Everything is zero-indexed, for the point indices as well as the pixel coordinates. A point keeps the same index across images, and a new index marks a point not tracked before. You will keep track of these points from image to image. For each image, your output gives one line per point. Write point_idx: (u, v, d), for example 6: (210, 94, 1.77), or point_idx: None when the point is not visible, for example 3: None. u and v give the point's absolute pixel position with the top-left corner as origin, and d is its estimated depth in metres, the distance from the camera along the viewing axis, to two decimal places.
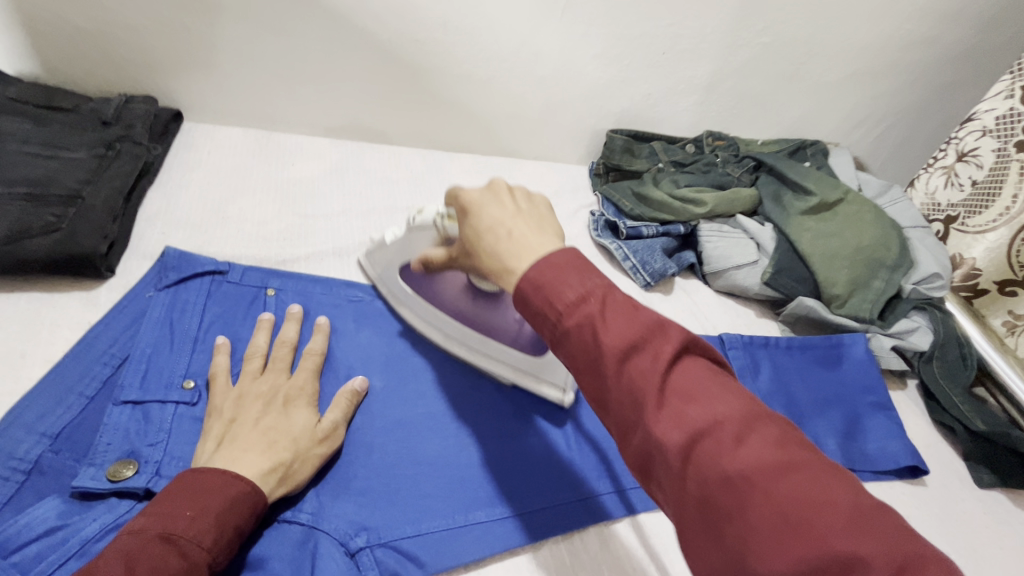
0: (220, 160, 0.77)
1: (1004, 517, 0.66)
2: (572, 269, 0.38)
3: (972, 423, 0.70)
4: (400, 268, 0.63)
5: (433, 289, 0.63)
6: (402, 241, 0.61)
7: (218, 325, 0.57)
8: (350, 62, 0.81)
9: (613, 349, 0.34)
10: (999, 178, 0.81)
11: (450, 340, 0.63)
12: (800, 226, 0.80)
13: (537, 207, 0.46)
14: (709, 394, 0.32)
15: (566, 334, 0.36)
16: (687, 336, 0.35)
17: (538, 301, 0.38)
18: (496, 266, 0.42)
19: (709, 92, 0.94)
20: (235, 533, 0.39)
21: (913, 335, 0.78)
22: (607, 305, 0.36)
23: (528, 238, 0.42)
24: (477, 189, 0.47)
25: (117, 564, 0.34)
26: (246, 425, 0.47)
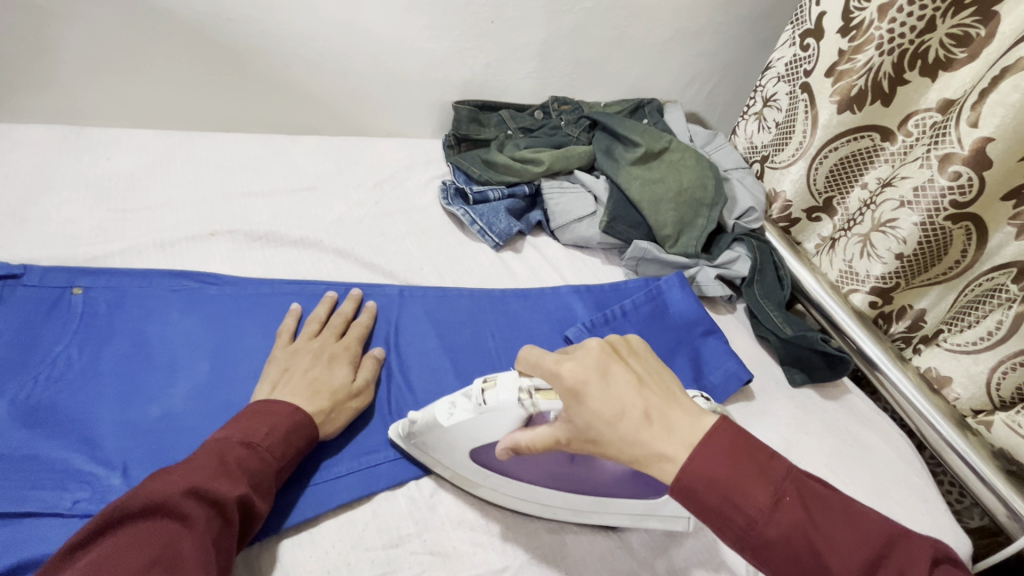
0: (17, 160, 0.71)
1: (812, 408, 0.76)
2: (755, 466, 0.38)
3: (783, 331, 0.79)
4: (470, 451, 0.50)
5: (516, 469, 0.51)
6: (468, 425, 0.49)
7: (13, 330, 0.54)
8: (162, 46, 0.77)
9: (840, 562, 0.36)
10: (792, 119, 0.91)
11: (551, 510, 0.53)
12: (629, 176, 0.86)
13: (650, 364, 0.45)
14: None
15: (770, 543, 0.37)
16: (919, 542, 0.36)
17: (716, 500, 0.38)
18: (637, 454, 0.40)
19: (545, 58, 0.98)
20: (296, 450, 0.49)
21: (736, 264, 0.87)
22: (812, 509, 0.37)
23: (672, 419, 0.41)
24: (575, 361, 0.43)
25: (215, 457, 0.44)
26: (295, 372, 0.55)
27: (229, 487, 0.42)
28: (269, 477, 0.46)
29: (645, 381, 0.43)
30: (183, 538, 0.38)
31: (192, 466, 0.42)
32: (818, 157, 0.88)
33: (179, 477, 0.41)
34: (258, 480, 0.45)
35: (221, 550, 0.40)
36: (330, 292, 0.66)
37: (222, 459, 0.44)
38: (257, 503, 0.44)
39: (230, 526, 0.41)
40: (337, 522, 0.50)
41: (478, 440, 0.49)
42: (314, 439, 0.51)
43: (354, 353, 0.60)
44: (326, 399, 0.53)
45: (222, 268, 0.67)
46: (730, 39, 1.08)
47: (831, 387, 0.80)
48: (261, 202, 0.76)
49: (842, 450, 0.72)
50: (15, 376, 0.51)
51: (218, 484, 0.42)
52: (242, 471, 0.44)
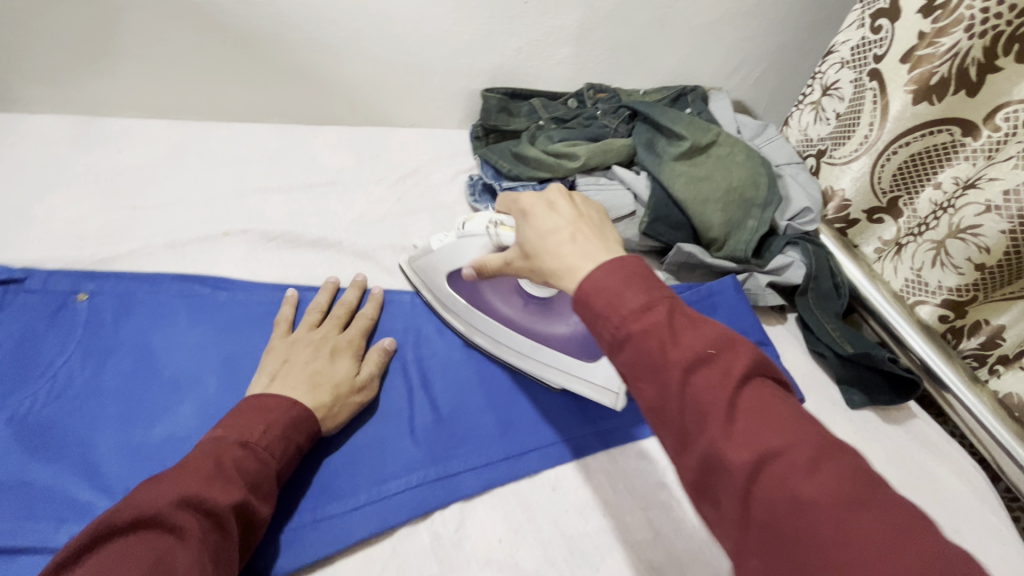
0: (26, 153, 0.68)
1: (872, 434, 0.69)
2: (641, 279, 0.39)
3: (840, 347, 0.72)
4: (448, 275, 0.60)
5: (484, 296, 0.61)
6: (448, 248, 0.59)
7: (15, 340, 0.50)
8: (175, 29, 0.72)
9: (679, 359, 0.35)
10: (857, 108, 0.82)
11: (499, 349, 0.61)
12: (673, 172, 0.78)
13: (596, 209, 0.47)
14: (781, 416, 0.33)
15: (629, 338, 0.37)
16: (756, 355, 0.35)
17: (599, 303, 0.38)
18: (556, 266, 0.43)
19: (581, 43, 0.91)
20: (295, 449, 0.46)
21: (788, 271, 0.79)
22: (674, 318, 0.37)
23: (590, 246, 0.43)
24: (535, 196, 0.49)
25: (208, 459, 0.40)
26: (295, 365, 0.51)
27: (227, 492, 0.39)
28: (267, 480, 0.43)
29: (584, 219, 0.46)
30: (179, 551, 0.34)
31: (185, 471, 0.39)
32: (885, 154, 0.79)
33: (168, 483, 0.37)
34: (257, 482, 0.42)
35: (222, 560, 0.37)
36: (332, 278, 0.63)
37: (217, 462, 0.40)
38: (256, 507, 0.41)
39: (229, 536, 0.38)
40: (353, 562, 0.46)
41: (451, 264, 0.59)
42: (316, 434, 0.49)
43: (357, 347, 0.57)
44: (327, 393, 0.50)
45: (234, 271, 0.62)
46: (786, 20, 0.99)
47: (895, 410, 0.72)
48: (277, 197, 0.72)
49: (906, 482, 0.65)
50: (13, 391, 0.47)
51: (213, 489, 0.38)
52: (239, 474, 0.41)
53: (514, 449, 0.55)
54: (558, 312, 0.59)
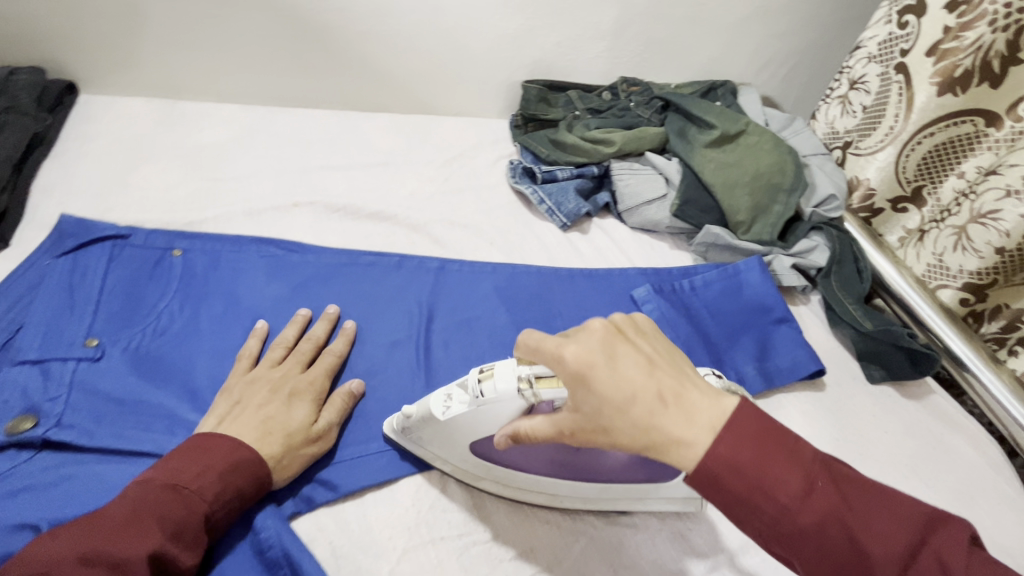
0: (120, 130, 0.76)
1: (892, 407, 0.73)
2: (785, 452, 0.37)
3: (862, 325, 0.76)
4: (471, 445, 0.48)
5: (517, 458, 0.49)
6: (465, 418, 0.46)
7: (123, 286, 0.57)
8: (252, 22, 0.80)
9: (876, 548, 0.35)
10: (883, 101, 0.86)
11: (560, 500, 0.51)
12: (703, 158, 0.84)
13: (660, 344, 0.42)
14: (986, 569, 0.33)
15: (807, 532, 0.36)
16: (933, 514, 0.36)
17: (747, 491, 0.37)
18: (649, 441, 0.38)
19: (617, 38, 0.96)
20: (235, 493, 0.44)
21: (812, 254, 0.83)
22: (842, 492, 0.37)
23: (690, 403, 0.39)
24: (579, 343, 0.40)
25: (127, 506, 0.39)
26: (249, 408, 0.49)
27: (138, 541, 0.38)
28: (196, 527, 0.41)
29: (655, 362, 0.40)
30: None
31: (102, 519, 0.38)
32: (910, 144, 0.83)
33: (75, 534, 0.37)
34: (179, 528, 0.40)
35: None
36: (303, 309, 0.59)
37: (136, 509, 0.39)
38: (176, 556, 0.39)
39: None
40: (413, 485, 0.51)
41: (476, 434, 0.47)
42: (263, 483, 0.45)
43: (322, 389, 0.53)
44: (278, 443, 0.47)
45: (304, 237, 0.69)
46: (814, 17, 1.03)
47: (914, 386, 0.76)
48: (338, 175, 0.79)
49: (923, 451, 0.69)
50: (125, 327, 0.54)
51: (122, 541, 0.37)
52: (157, 519, 0.39)
53: None
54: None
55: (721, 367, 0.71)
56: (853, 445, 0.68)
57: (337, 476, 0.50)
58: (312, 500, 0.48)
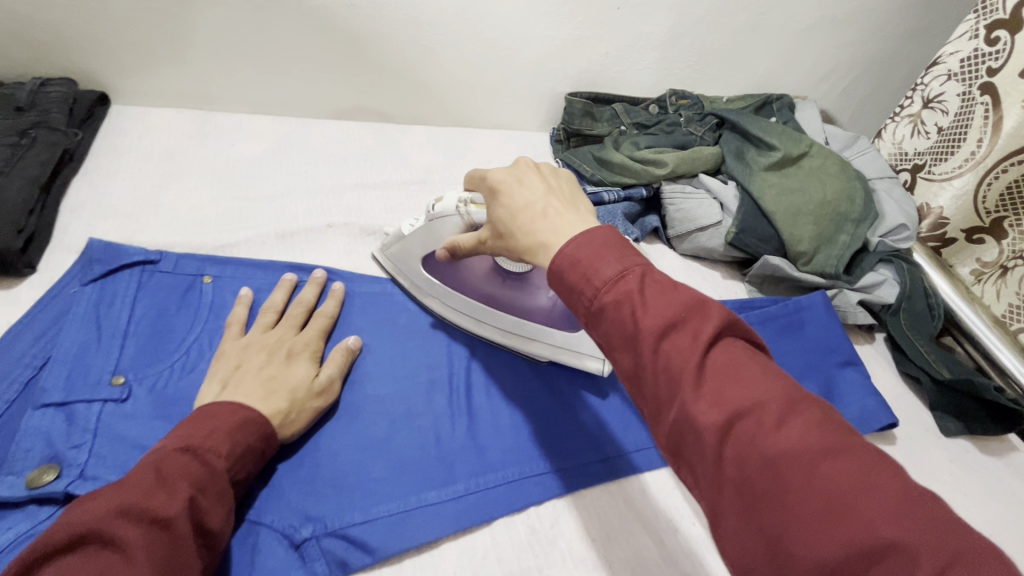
0: (152, 144, 0.73)
1: (971, 465, 0.66)
2: (613, 249, 0.37)
3: (937, 372, 0.70)
4: (422, 258, 0.61)
5: (457, 275, 0.62)
6: (422, 232, 0.59)
7: (151, 317, 0.54)
8: (289, 30, 0.76)
9: (648, 324, 0.33)
10: (963, 123, 0.79)
11: (481, 326, 0.63)
12: (763, 182, 0.78)
13: (569, 183, 0.47)
14: (752, 374, 0.31)
15: (602, 310, 0.36)
16: (728, 314, 0.33)
17: (574, 277, 0.38)
18: (530, 242, 0.42)
19: (668, 49, 0.91)
20: (247, 449, 0.43)
21: (880, 289, 0.77)
22: (645, 283, 0.35)
23: (563, 215, 0.42)
24: (503, 170, 0.48)
25: (148, 471, 0.37)
26: (249, 371, 0.49)
27: (171, 499, 0.36)
28: (220, 481, 0.40)
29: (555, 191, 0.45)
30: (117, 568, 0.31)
31: (121, 484, 0.36)
32: (992, 172, 0.76)
33: (101, 501, 0.34)
34: (206, 482, 0.39)
35: (178, 567, 0.34)
36: (289, 275, 0.60)
37: (158, 472, 0.37)
38: (207, 510, 0.38)
39: (184, 542, 0.35)
40: (456, 550, 0.47)
41: (426, 246, 0.59)
42: (271, 438, 0.46)
43: (316, 348, 0.55)
44: (285, 400, 0.48)
45: (338, 262, 0.66)
46: (881, 28, 0.96)
47: (994, 441, 0.69)
48: (373, 194, 0.75)
49: (1010, 517, 0.62)
50: (152, 364, 0.51)
51: (154, 497, 0.35)
52: (183, 477, 0.38)
53: (605, 451, 0.56)
54: (535, 285, 0.63)
55: None
56: None
57: (374, 539, 0.45)
58: (348, 565, 0.44)
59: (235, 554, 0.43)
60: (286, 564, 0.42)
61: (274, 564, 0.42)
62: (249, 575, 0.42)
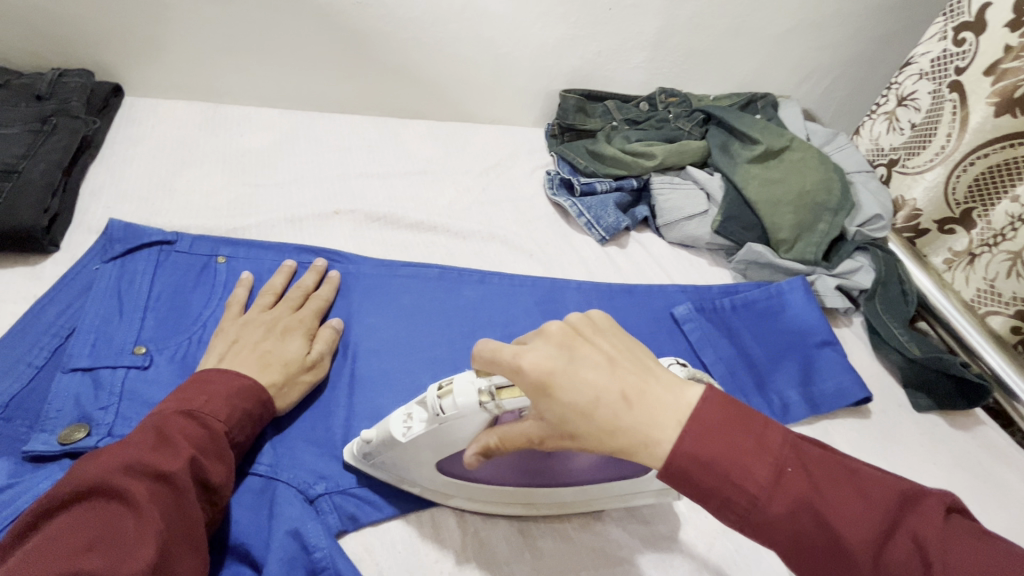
0: (165, 133, 0.76)
1: (940, 437, 0.70)
2: (748, 440, 0.35)
3: (909, 351, 0.74)
4: (436, 462, 0.45)
5: (484, 469, 0.47)
6: (429, 436, 0.43)
7: (169, 293, 0.57)
8: (296, 27, 0.80)
9: (850, 534, 0.33)
10: (934, 119, 0.83)
11: (536, 507, 0.49)
12: (747, 174, 0.82)
13: (621, 339, 0.40)
14: (993, 563, 0.31)
15: (775, 523, 0.34)
16: (924, 497, 0.33)
17: (711, 482, 0.35)
18: (626, 445, 0.36)
19: (658, 48, 0.95)
20: (245, 413, 0.46)
21: (856, 275, 0.81)
22: (814, 477, 0.35)
23: (646, 397, 0.37)
24: (535, 349, 0.38)
25: (152, 431, 0.40)
26: (246, 346, 0.52)
27: (171, 458, 0.39)
28: (220, 443, 0.43)
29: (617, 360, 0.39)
30: (124, 520, 0.35)
31: (127, 443, 0.39)
32: (961, 164, 0.81)
33: (107, 457, 0.37)
34: (205, 444, 0.42)
35: (180, 520, 0.37)
36: (290, 261, 0.62)
37: (160, 433, 0.40)
38: (207, 468, 0.41)
39: (185, 497, 0.38)
40: (460, 507, 0.51)
41: (444, 448, 0.44)
42: (269, 404, 0.48)
43: (310, 325, 0.57)
44: (279, 372, 0.51)
45: (344, 246, 0.69)
46: (860, 31, 1.01)
47: (962, 416, 0.73)
48: (378, 183, 0.78)
49: (974, 484, 0.67)
50: (172, 335, 0.54)
51: (157, 456, 0.38)
52: (183, 439, 0.41)
53: None
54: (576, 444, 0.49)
55: (764, 390, 0.69)
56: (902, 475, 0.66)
57: (384, 496, 0.49)
58: (359, 519, 0.48)
59: (255, 505, 0.46)
60: (302, 515, 0.45)
61: (291, 513, 0.45)
62: (269, 523, 0.45)
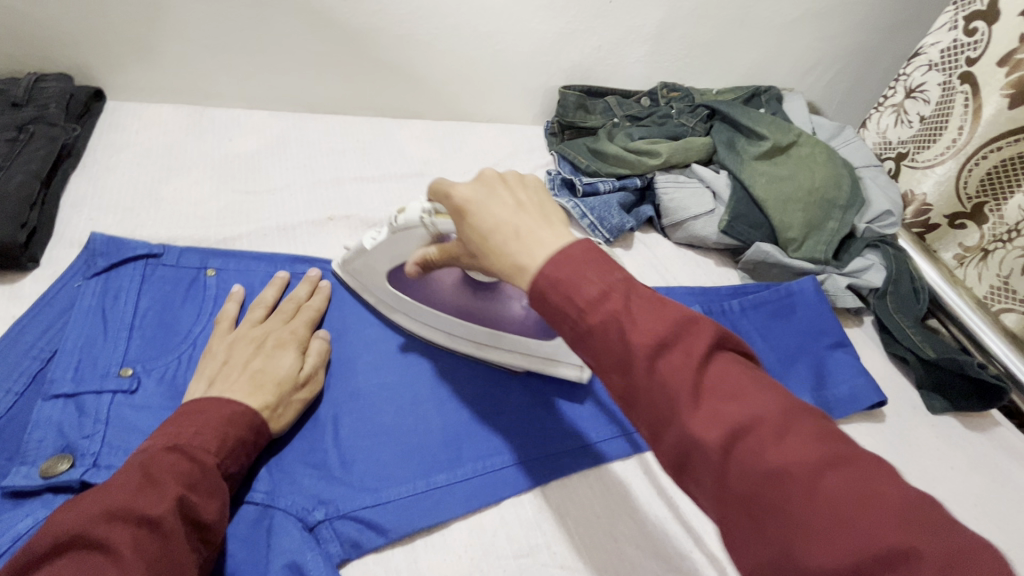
0: (150, 139, 0.73)
1: (956, 439, 0.69)
2: (592, 264, 0.36)
3: (924, 352, 0.72)
4: (388, 270, 0.58)
5: (426, 289, 0.59)
6: (385, 244, 0.55)
7: (157, 309, 0.55)
8: (284, 24, 0.76)
9: (643, 345, 0.33)
10: (945, 111, 0.81)
11: (455, 340, 0.60)
12: (754, 171, 0.80)
13: (538, 194, 0.43)
14: (747, 390, 0.32)
15: (589, 332, 0.35)
16: (718, 330, 0.34)
17: (557, 299, 0.36)
18: (506, 266, 0.39)
19: (659, 42, 0.92)
20: (239, 442, 0.43)
21: (868, 274, 0.79)
22: (631, 301, 0.35)
23: (535, 234, 0.39)
24: (467, 184, 0.43)
25: (135, 471, 0.37)
26: (234, 366, 0.48)
27: (158, 499, 0.35)
28: (213, 477, 0.39)
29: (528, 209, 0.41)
30: (105, 570, 0.31)
31: (109, 486, 0.35)
32: (973, 158, 0.78)
33: (87, 503, 0.34)
34: (196, 480, 0.38)
35: (169, 567, 0.33)
36: (282, 273, 0.60)
37: (146, 472, 0.37)
38: (200, 506, 0.37)
39: (176, 539, 0.34)
40: (467, 530, 0.49)
41: (392, 259, 0.56)
42: (264, 429, 0.45)
43: (302, 339, 0.54)
44: (272, 393, 0.47)
45: (340, 254, 0.67)
46: (865, 21, 0.98)
47: (978, 416, 0.72)
48: (373, 187, 0.76)
49: (993, 488, 0.65)
50: (160, 355, 0.52)
51: (142, 497, 0.35)
52: (171, 476, 0.37)
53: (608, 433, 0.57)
54: (507, 295, 0.59)
55: None
56: (919, 480, 0.64)
57: (388, 520, 0.46)
58: (361, 546, 0.45)
59: (252, 537, 0.44)
60: (301, 546, 0.43)
61: (289, 543, 0.43)
62: (266, 555, 0.43)
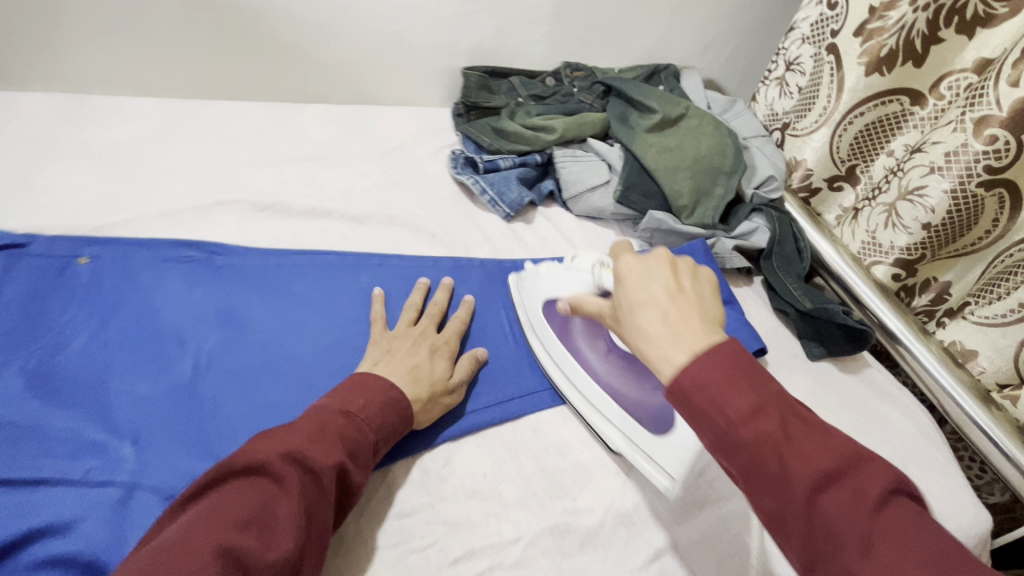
0: (19, 129, 0.70)
1: (830, 382, 0.75)
2: (746, 373, 0.36)
3: (801, 304, 0.78)
4: (545, 300, 0.63)
5: (573, 332, 0.63)
6: (557, 277, 0.61)
7: (22, 301, 0.54)
8: (162, 5, 0.73)
9: (803, 472, 0.33)
10: (817, 82, 0.87)
11: (565, 383, 0.61)
12: (645, 143, 0.83)
13: (701, 289, 0.43)
14: (929, 550, 0.30)
15: (738, 443, 0.35)
16: (895, 473, 0.33)
17: (699, 401, 0.36)
18: (637, 339, 0.42)
19: (558, 21, 0.94)
20: (390, 426, 0.49)
21: (754, 236, 0.85)
22: (790, 424, 0.35)
23: (687, 328, 0.39)
24: (637, 258, 0.45)
25: (315, 424, 0.44)
26: (399, 355, 0.55)
27: (326, 454, 0.42)
28: (365, 449, 0.46)
29: (685, 296, 0.42)
30: (279, 500, 0.39)
31: (293, 430, 0.43)
32: (842, 124, 0.84)
33: (277, 439, 0.41)
34: (353, 450, 0.45)
35: (316, 516, 0.40)
36: (423, 279, 0.66)
37: (321, 427, 0.44)
38: (350, 474, 0.44)
39: (326, 495, 0.41)
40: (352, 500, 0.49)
41: (550, 292, 0.62)
42: (409, 420, 0.51)
43: (451, 349, 0.59)
44: (425, 389, 0.53)
45: (228, 238, 0.65)
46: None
47: (851, 360, 0.78)
48: (267, 171, 0.75)
49: (860, 423, 0.71)
50: (23, 345, 0.51)
51: (315, 450, 0.42)
52: (338, 439, 0.44)
53: (500, 396, 0.60)
54: (642, 378, 0.60)
55: None
56: None
57: None
58: None
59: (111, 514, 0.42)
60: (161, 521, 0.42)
61: (146, 521, 0.42)
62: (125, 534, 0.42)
